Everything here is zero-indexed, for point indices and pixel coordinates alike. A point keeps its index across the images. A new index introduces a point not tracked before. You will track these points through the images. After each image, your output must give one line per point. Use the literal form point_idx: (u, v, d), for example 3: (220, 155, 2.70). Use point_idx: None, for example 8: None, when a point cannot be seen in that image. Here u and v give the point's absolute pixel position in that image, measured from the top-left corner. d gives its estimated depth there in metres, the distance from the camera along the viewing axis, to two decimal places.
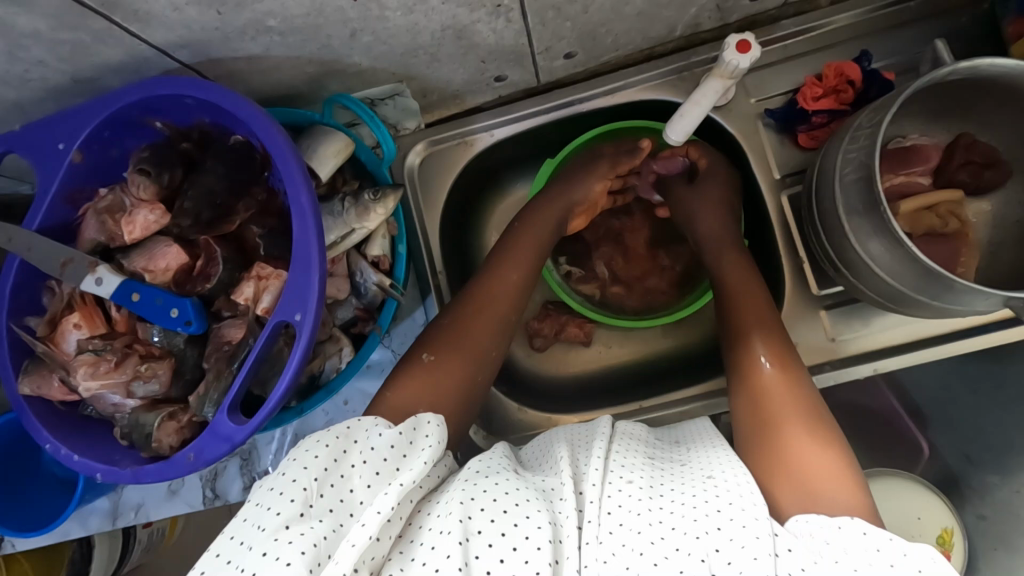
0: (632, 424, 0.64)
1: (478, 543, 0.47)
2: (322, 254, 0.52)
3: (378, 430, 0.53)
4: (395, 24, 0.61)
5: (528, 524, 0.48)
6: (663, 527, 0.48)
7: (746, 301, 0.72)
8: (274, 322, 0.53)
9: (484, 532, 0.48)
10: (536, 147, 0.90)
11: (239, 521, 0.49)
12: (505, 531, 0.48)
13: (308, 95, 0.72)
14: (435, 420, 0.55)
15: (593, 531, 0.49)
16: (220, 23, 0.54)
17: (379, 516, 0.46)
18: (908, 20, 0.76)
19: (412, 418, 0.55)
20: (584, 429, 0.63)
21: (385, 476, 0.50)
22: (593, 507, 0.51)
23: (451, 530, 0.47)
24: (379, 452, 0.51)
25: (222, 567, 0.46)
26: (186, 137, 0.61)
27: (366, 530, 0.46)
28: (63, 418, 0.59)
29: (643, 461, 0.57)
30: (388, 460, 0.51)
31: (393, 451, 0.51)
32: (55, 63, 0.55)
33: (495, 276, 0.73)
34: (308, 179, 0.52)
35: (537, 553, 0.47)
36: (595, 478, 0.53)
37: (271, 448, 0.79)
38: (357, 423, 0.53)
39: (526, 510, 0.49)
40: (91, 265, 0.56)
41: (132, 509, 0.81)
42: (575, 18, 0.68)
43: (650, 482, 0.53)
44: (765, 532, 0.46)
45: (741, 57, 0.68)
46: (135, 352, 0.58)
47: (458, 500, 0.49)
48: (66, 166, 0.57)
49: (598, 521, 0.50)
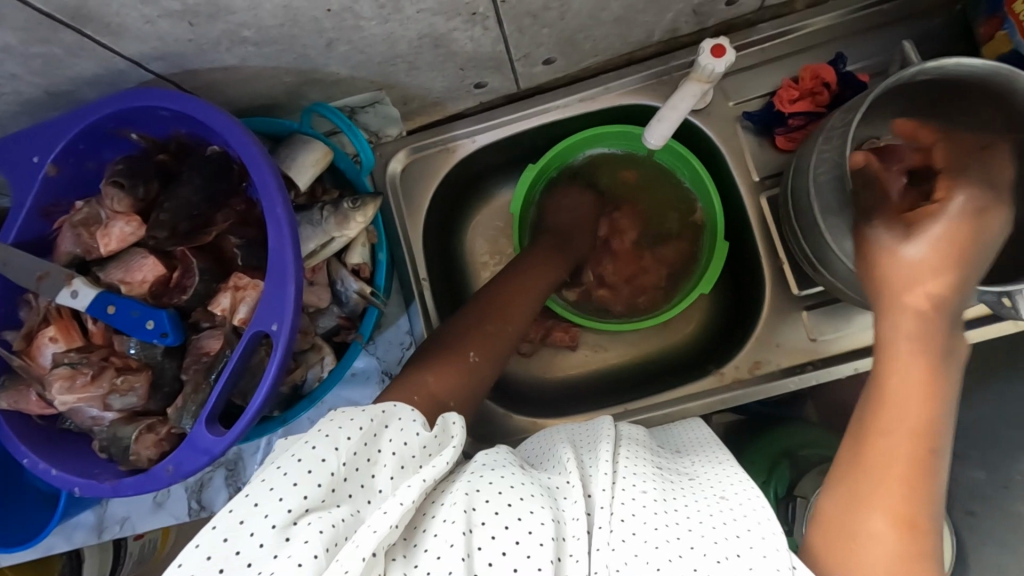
0: (633, 427, 0.64)
1: (480, 534, 0.47)
2: (299, 265, 0.52)
3: (415, 428, 0.52)
4: (371, 33, 0.61)
5: (531, 519, 0.48)
6: (681, 544, 0.49)
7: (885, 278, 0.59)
8: (251, 332, 0.53)
9: (487, 524, 0.48)
10: (518, 153, 0.90)
11: (254, 480, 0.47)
12: (508, 524, 0.48)
13: (287, 105, 0.72)
14: (461, 421, 0.55)
15: (604, 537, 0.50)
16: (195, 35, 0.54)
17: (401, 507, 0.46)
18: (884, 22, 0.77)
19: (441, 418, 0.55)
20: (585, 430, 0.63)
21: (408, 469, 0.50)
22: (603, 513, 0.51)
23: (456, 520, 0.48)
24: (409, 447, 0.51)
25: (232, 527, 0.45)
26: (163, 148, 0.61)
27: (388, 518, 0.46)
28: (40, 432, 0.58)
29: (653, 470, 0.56)
30: (415, 457, 0.51)
31: (423, 450, 0.51)
32: (28, 76, 0.54)
33: (504, 288, 0.75)
34: (283, 190, 0.52)
35: (540, 549, 0.47)
36: (604, 482, 0.53)
37: (256, 458, 0.80)
38: (394, 407, 0.53)
39: (530, 506, 0.49)
40: (68, 278, 0.56)
41: (118, 522, 0.81)
42: (552, 25, 0.68)
43: (662, 493, 0.53)
44: (784, 564, 0.47)
45: (716, 61, 0.69)
46: (112, 365, 0.58)
47: (463, 491, 0.50)
48: (41, 179, 0.57)
49: (609, 527, 0.50)
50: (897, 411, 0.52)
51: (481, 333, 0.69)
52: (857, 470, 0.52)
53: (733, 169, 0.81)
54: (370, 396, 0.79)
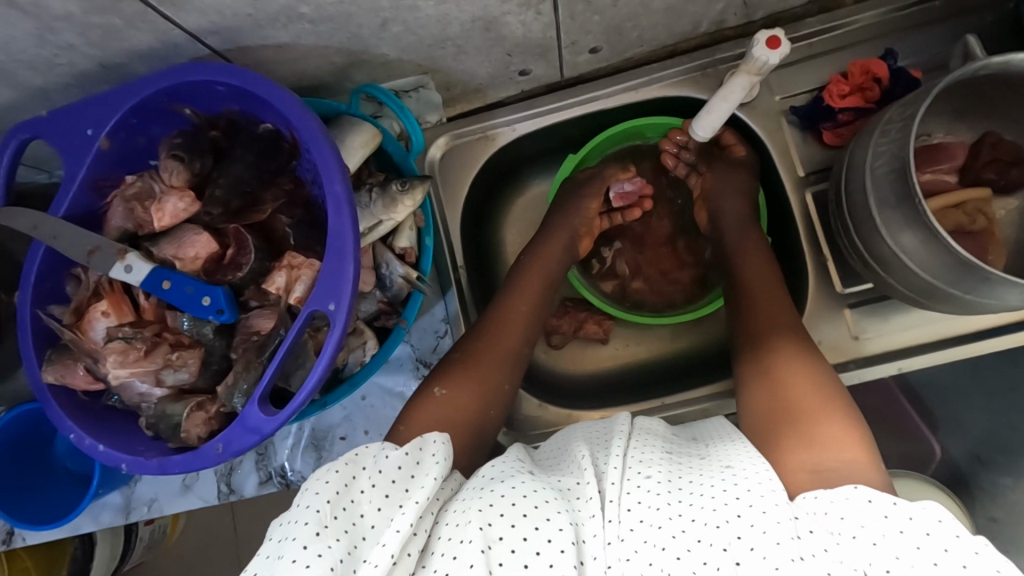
0: (650, 420, 0.63)
1: (500, 550, 0.45)
2: (357, 243, 0.52)
3: (385, 453, 0.52)
4: (426, 14, 0.60)
5: (549, 526, 0.47)
6: (683, 520, 0.47)
7: (762, 304, 0.70)
8: (306, 313, 0.53)
9: (506, 538, 0.46)
10: (558, 143, 0.89)
11: (261, 559, 0.47)
12: (525, 536, 0.46)
13: (333, 86, 0.71)
14: (441, 438, 0.55)
15: (615, 531, 0.48)
16: (254, 10, 0.53)
17: (400, 535, 0.47)
18: (932, 19, 0.76)
19: (418, 439, 0.55)
20: (601, 429, 0.62)
21: (395, 498, 0.49)
22: (613, 506, 0.50)
23: (473, 539, 0.46)
24: (386, 474, 0.50)
25: None
26: (214, 124, 0.60)
27: (387, 550, 0.46)
28: (86, 408, 0.58)
29: (661, 455, 0.56)
30: (397, 481, 0.51)
31: (401, 472, 0.51)
32: (84, 47, 0.53)
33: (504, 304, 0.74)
34: (343, 168, 0.52)
35: (560, 556, 0.46)
36: (614, 476, 0.52)
37: (287, 443, 0.77)
38: (365, 450, 0.53)
39: (546, 513, 0.48)
40: (120, 252, 0.55)
41: (146, 503, 0.79)
42: (604, 12, 0.67)
43: (668, 474, 0.52)
44: (785, 517, 0.45)
45: (771, 52, 0.68)
46: (165, 340, 0.57)
47: (476, 508, 0.48)
48: (94, 153, 0.56)
49: (619, 519, 0.49)
50: (790, 387, 0.60)
51: (464, 368, 0.66)
52: (784, 437, 0.56)
53: (778, 165, 0.80)
54: (405, 382, 0.77)
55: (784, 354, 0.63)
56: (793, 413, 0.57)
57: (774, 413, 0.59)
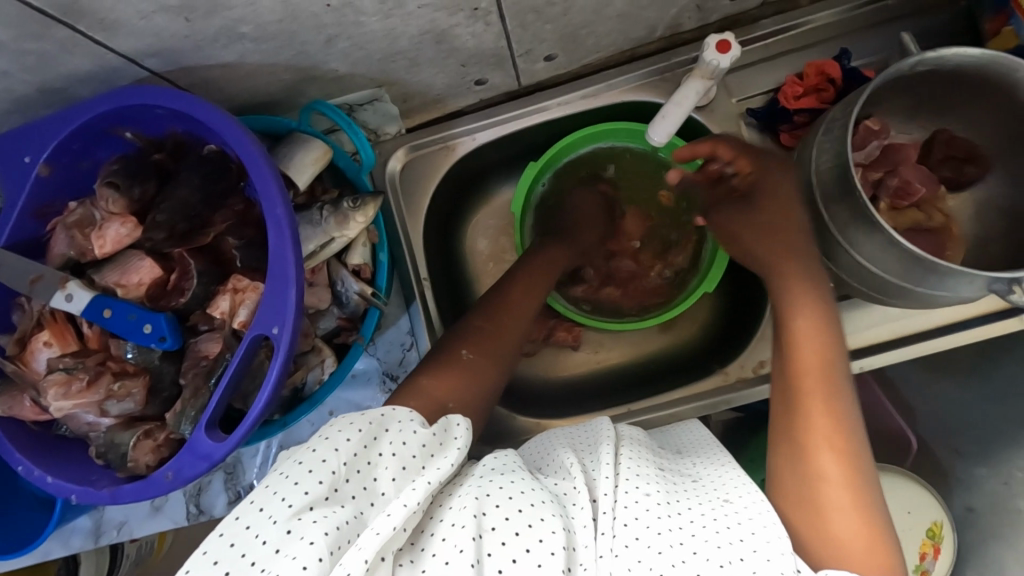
0: (630, 426, 0.61)
1: (490, 540, 0.45)
2: (300, 269, 0.52)
3: (413, 427, 0.51)
4: (372, 29, 0.60)
5: (542, 526, 0.46)
6: (684, 549, 0.46)
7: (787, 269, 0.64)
8: (251, 336, 0.53)
9: (497, 529, 0.46)
10: (521, 150, 0.89)
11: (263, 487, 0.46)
12: (519, 531, 0.45)
13: (286, 103, 0.71)
14: (466, 422, 0.53)
15: (608, 543, 0.47)
16: (191, 31, 0.53)
17: (406, 509, 0.45)
18: (890, 17, 0.76)
19: (443, 419, 0.54)
20: (584, 434, 0.60)
21: (411, 472, 0.48)
22: (608, 519, 0.48)
23: (465, 525, 0.45)
24: (409, 448, 0.49)
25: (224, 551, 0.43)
26: (159, 147, 0.61)
27: (390, 521, 0.44)
28: (37, 439, 0.58)
29: (655, 471, 0.53)
30: (417, 457, 0.49)
31: (424, 450, 0.50)
32: (19, 73, 0.53)
33: (505, 296, 0.73)
34: (285, 192, 0.52)
35: (551, 557, 0.44)
36: (606, 487, 0.50)
37: (255, 461, 0.76)
38: (393, 412, 0.52)
39: (540, 513, 0.47)
40: (62, 281, 0.56)
41: (115, 526, 0.78)
42: (555, 21, 0.67)
43: (667, 495, 0.50)
44: (790, 567, 0.45)
45: (722, 56, 0.68)
46: (108, 370, 0.57)
47: (473, 495, 0.48)
48: (33, 180, 0.56)
49: (611, 532, 0.48)
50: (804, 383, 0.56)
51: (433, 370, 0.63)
52: (795, 476, 0.52)
53: None
54: (372, 397, 0.76)
55: (810, 366, 0.56)
56: (806, 442, 0.53)
57: (791, 423, 0.55)
